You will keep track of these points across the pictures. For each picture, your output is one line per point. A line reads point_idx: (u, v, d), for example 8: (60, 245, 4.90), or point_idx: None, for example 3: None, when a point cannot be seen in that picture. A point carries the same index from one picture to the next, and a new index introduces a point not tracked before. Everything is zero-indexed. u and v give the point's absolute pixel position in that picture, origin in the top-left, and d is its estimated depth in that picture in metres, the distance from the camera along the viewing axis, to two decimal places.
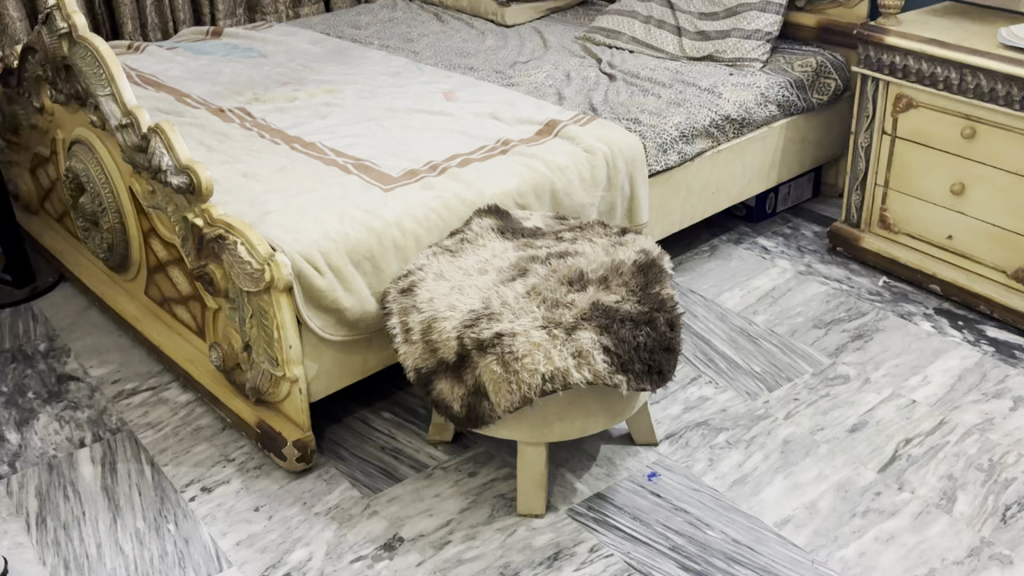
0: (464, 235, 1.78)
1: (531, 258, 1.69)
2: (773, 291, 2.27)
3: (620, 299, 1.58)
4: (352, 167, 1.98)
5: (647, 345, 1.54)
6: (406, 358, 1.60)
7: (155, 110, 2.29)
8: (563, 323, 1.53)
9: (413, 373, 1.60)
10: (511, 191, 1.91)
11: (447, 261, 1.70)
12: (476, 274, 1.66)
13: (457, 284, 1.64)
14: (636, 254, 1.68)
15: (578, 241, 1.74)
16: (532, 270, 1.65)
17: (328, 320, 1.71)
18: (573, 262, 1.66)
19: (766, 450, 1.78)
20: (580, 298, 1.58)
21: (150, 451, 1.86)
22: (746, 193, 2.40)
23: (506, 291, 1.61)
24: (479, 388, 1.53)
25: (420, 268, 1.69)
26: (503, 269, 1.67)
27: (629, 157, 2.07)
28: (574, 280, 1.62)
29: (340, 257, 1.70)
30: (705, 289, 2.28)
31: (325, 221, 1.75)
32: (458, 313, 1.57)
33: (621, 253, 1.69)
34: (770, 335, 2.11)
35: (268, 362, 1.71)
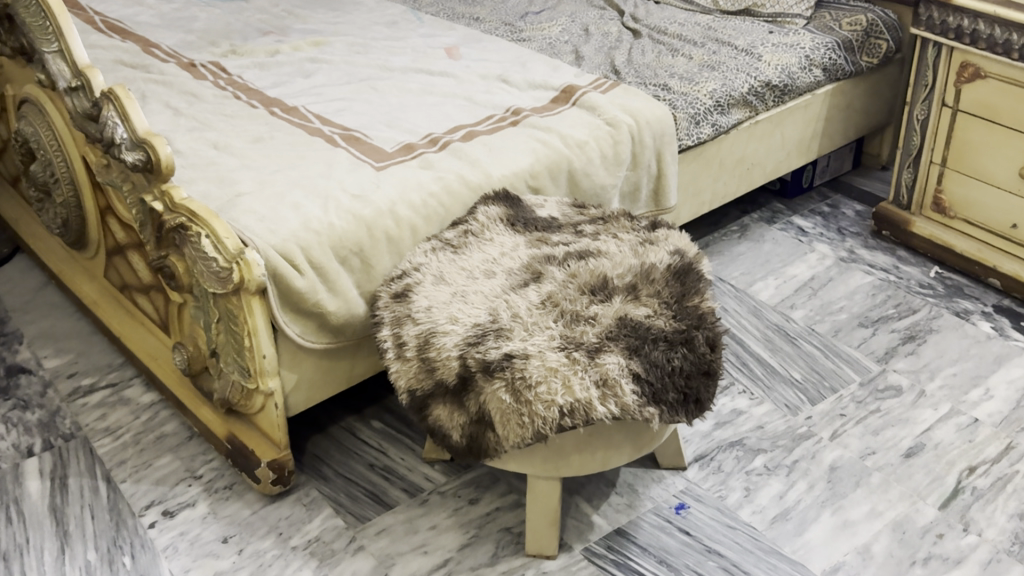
0: (469, 227, 1.53)
1: (546, 259, 1.44)
2: (811, 281, 2.03)
3: (651, 313, 1.34)
4: (339, 138, 1.73)
5: (682, 370, 1.30)
6: (398, 378, 1.36)
7: (118, 64, 2.02)
8: (585, 344, 1.28)
9: (406, 395, 1.36)
10: (523, 172, 1.66)
11: (450, 261, 1.45)
12: (483, 278, 1.42)
13: (459, 290, 1.39)
14: (669, 256, 1.44)
15: (602, 236, 1.50)
16: (548, 275, 1.41)
17: (309, 325, 1.46)
18: (596, 265, 1.42)
19: (809, 479, 1.56)
20: (604, 312, 1.33)
21: (107, 463, 1.64)
22: (783, 167, 2.14)
23: (518, 300, 1.36)
24: (485, 417, 1.29)
25: (417, 267, 1.45)
26: (514, 272, 1.42)
27: (657, 130, 1.80)
28: (598, 289, 1.37)
29: (323, 254, 1.46)
30: (735, 277, 2.04)
31: (307, 209, 1.50)
32: (461, 327, 1.33)
33: (652, 254, 1.44)
34: (809, 335, 1.88)
35: (238, 373, 1.47)
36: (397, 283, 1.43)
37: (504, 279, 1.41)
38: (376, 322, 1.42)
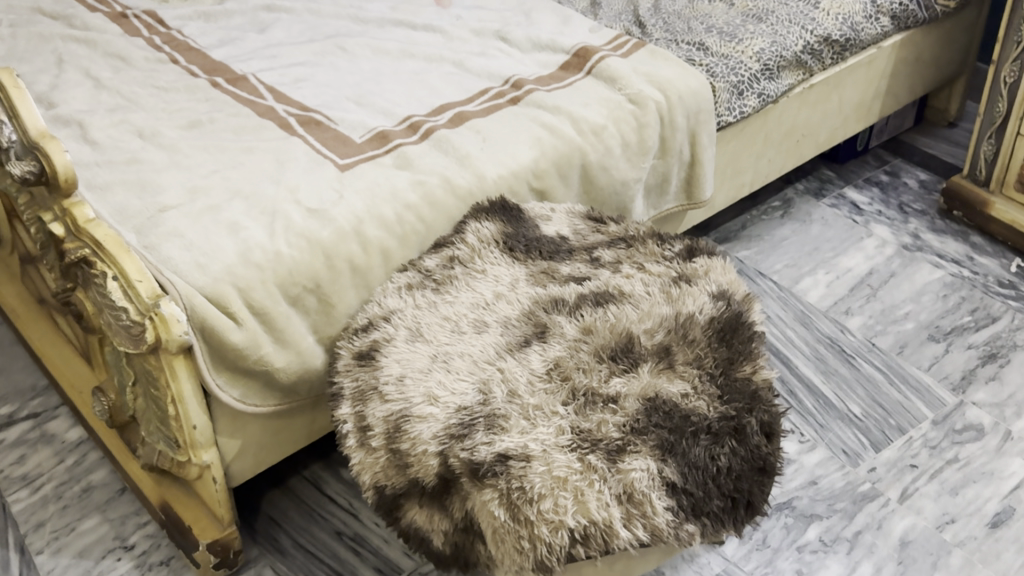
0: (455, 254, 1.20)
1: (553, 304, 1.12)
2: (869, 278, 1.70)
3: (690, 391, 1.02)
4: (295, 123, 1.38)
5: (730, 471, 0.99)
6: (362, 471, 1.05)
7: (35, 13, 1.66)
8: (604, 443, 0.97)
9: (371, 492, 1.05)
10: (525, 170, 1.32)
11: (430, 307, 1.13)
12: (471, 332, 1.10)
13: (441, 351, 1.08)
14: (713, 300, 1.12)
15: (624, 268, 1.17)
16: (554, 329, 1.09)
17: (252, 386, 1.15)
18: (618, 316, 1.10)
19: (875, 558, 1.27)
20: (629, 391, 1.02)
21: (21, 526, 1.35)
22: (838, 135, 1.79)
23: (517, 369, 1.05)
24: (473, 529, 0.99)
25: (387, 316, 1.13)
26: (512, 323, 1.11)
27: (691, 106, 1.45)
28: (620, 354, 1.06)
29: (268, 295, 1.14)
30: (779, 272, 1.72)
31: (248, 233, 1.17)
32: (441, 410, 1.02)
33: (689, 298, 1.12)
34: (869, 351, 1.57)
35: (165, 443, 1.17)
36: (361, 337, 1.11)
37: (498, 335, 1.09)
38: (336, 388, 1.11)
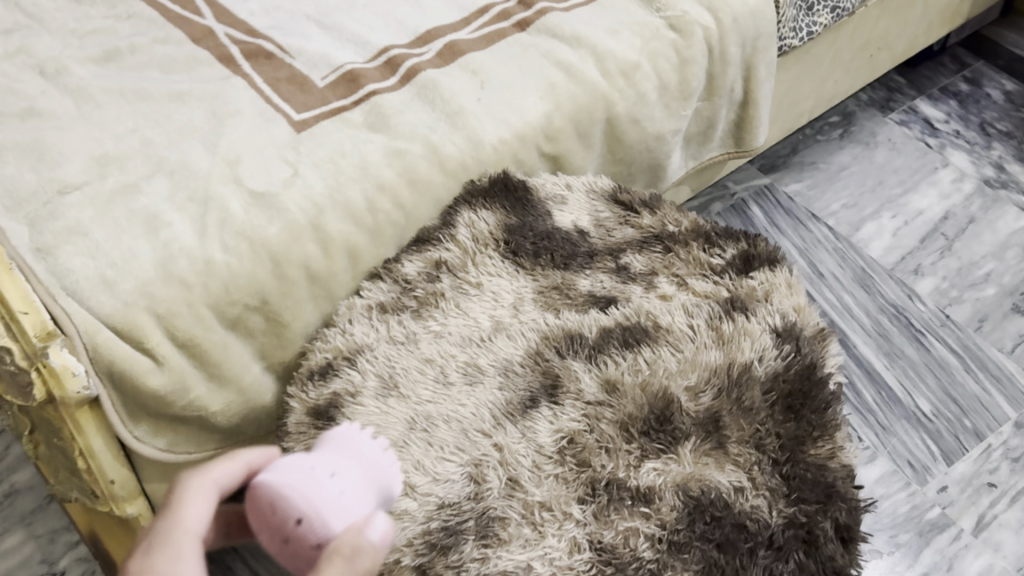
0: (441, 258, 0.93)
1: (569, 342, 0.86)
2: (943, 225, 1.43)
3: (747, 485, 0.78)
4: (240, 55, 1.07)
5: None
6: None
7: None
8: (631, 565, 0.73)
9: None
10: (535, 131, 1.03)
11: (409, 343, 0.87)
12: (460, 385, 0.84)
13: (420, 414, 0.82)
14: (780, 340, 0.86)
15: (660, 285, 0.91)
16: (568, 383, 0.83)
17: (183, 431, 0.91)
18: (652, 366, 0.84)
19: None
20: (666, 487, 0.78)
21: None
22: (918, 44, 1.46)
23: (519, 445, 0.80)
24: None
25: (353, 355, 0.87)
26: (513, 371, 0.85)
27: (748, 32, 1.14)
28: (655, 427, 0.81)
29: (199, 325, 0.87)
30: (837, 214, 1.44)
31: (171, 233, 0.89)
32: (419, 506, 0.77)
33: (746, 338, 0.85)
34: (942, 326, 1.31)
35: (80, 494, 0.94)
36: (319, 386, 0.86)
37: (495, 390, 0.84)
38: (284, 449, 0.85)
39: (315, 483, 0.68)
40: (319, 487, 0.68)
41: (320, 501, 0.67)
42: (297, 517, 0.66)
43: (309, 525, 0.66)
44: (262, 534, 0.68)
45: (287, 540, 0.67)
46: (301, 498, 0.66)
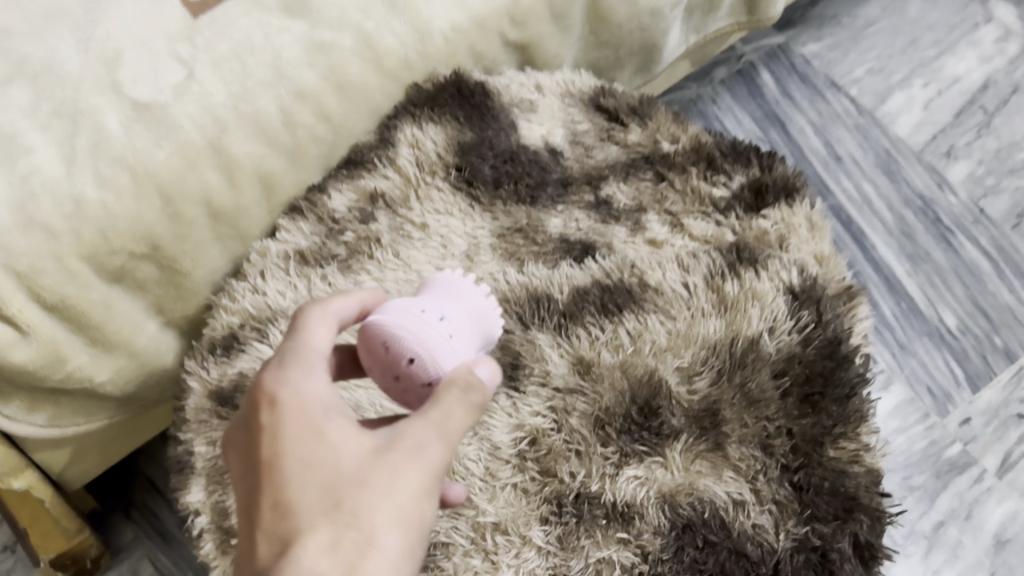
0: (378, 190, 0.76)
1: (535, 305, 0.70)
2: (982, 97, 1.23)
3: (750, 498, 0.63)
4: None
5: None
6: None
7: None
8: None
9: None
10: (497, 15, 0.82)
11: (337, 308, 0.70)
12: None
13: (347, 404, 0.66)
14: (798, 303, 0.69)
15: (649, 227, 0.76)
16: (530, 363, 0.67)
17: (66, 399, 0.74)
18: (637, 341, 0.68)
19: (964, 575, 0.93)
20: (649, 503, 0.63)
21: None
22: None
23: (471, 447, 0.65)
24: None
25: (264, 323, 0.70)
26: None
27: None
28: (637, 425, 0.65)
29: (72, 279, 0.65)
30: (861, 82, 1.23)
31: (31, 161, 0.62)
32: None
33: (755, 304, 0.68)
34: (975, 222, 1.14)
35: None
36: (223, 364, 0.69)
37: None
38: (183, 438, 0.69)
39: (416, 320, 0.53)
40: (424, 325, 0.53)
41: (431, 340, 0.52)
42: (410, 354, 0.52)
43: (425, 365, 0.52)
44: (372, 370, 0.54)
45: (401, 373, 0.53)
46: (408, 337, 0.52)
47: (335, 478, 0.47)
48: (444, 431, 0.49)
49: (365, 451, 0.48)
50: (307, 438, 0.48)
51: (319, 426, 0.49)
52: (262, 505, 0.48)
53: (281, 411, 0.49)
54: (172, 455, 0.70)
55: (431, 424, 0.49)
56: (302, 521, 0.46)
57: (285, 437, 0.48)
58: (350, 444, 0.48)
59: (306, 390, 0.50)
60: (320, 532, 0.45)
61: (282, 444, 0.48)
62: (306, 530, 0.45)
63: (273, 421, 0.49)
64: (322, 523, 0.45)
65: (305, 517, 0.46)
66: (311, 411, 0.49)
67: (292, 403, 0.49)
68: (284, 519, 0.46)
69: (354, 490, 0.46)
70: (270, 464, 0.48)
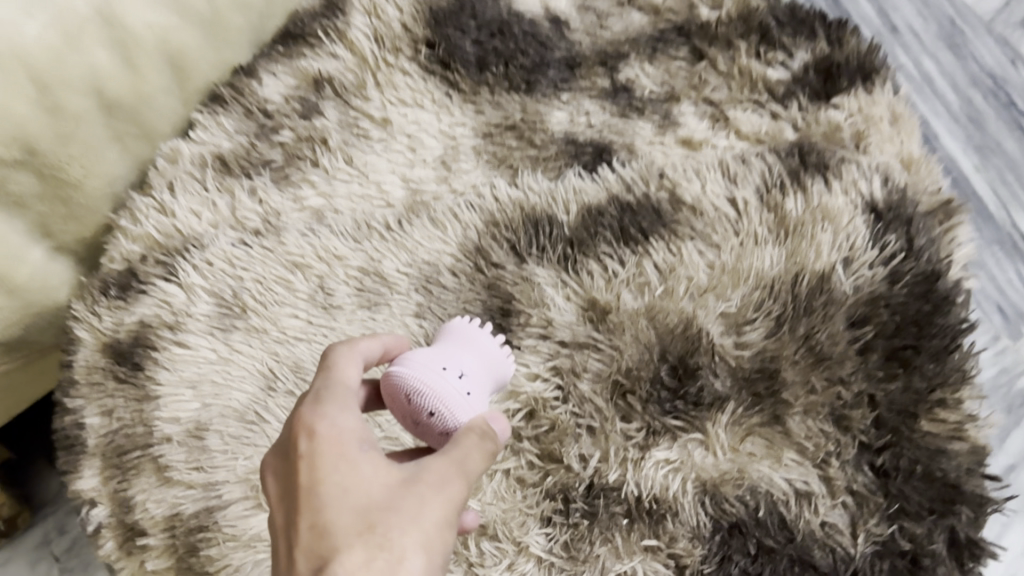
0: (324, 74, 0.59)
1: (535, 223, 0.54)
2: None
3: (817, 487, 0.47)
4: None
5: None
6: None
7: None
8: None
9: None
10: None
11: (270, 234, 0.54)
12: (350, 309, 0.52)
13: (282, 363, 0.50)
14: (884, 223, 0.52)
15: (682, 119, 0.59)
16: (526, 310, 0.51)
17: None
18: (669, 279, 0.51)
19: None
20: (684, 498, 0.47)
21: None
22: None
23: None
24: None
25: (173, 256, 0.53)
26: (435, 288, 0.52)
27: None
28: (670, 393, 0.49)
29: None
30: None
31: None
32: None
33: (825, 226, 0.51)
34: None
35: None
36: (117, 310, 0.53)
37: (410, 321, 0.51)
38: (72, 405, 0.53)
39: (433, 369, 0.39)
40: (444, 374, 0.39)
41: (456, 401, 0.38)
42: (430, 410, 0.38)
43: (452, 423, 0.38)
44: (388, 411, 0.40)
45: (420, 427, 0.39)
46: (429, 394, 0.38)
47: (373, 512, 0.32)
48: (465, 473, 0.35)
49: (411, 482, 0.34)
50: (342, 462, 0.34)
51: (359, 455, 0.34)
52: (284, 552, 0.33)
53: (316, 435, 0.35)
54: (59, 426, 0.54)
55: (464, 467, 0.35)
56: (329, 572, 0.31)
57: (316, 464, 0.34)
58: (384, 481, 0.34)
59: (342, 424, 0.36)
60: (354, 574, 0.31)
61: (316, 469, 0.34)
62: (339, 570, 0.31)
63: (306, 453, 0.34)
64: (360, 561, 0.31)
65: (340, 554, 0.31)
66: (350, 438, 0.35)
67: (330, 425, 0.35)
68: (312, 562, 0.32)
69: (397, 525, 0.32)
70: (299, 498, 0.34)
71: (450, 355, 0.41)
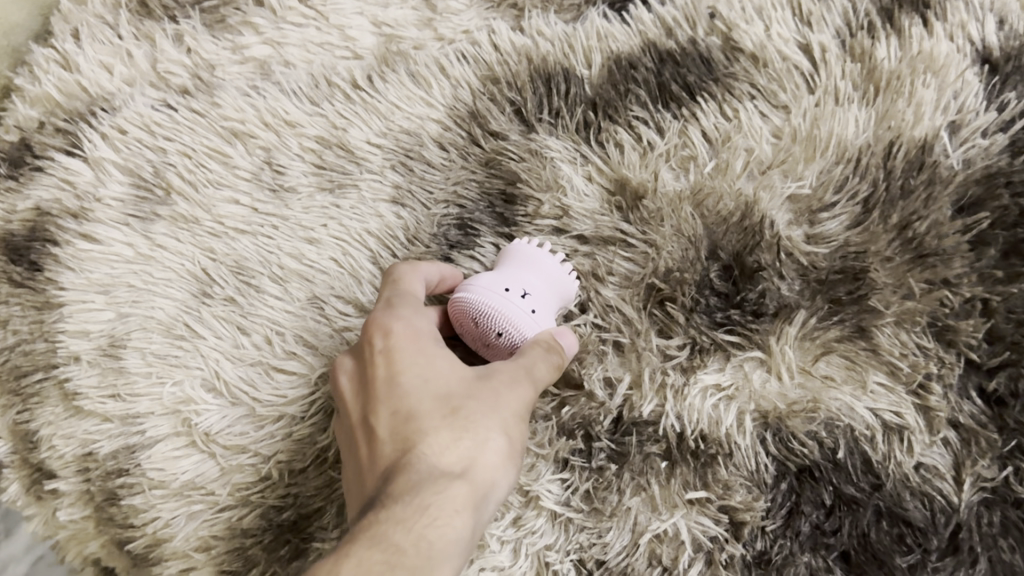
0: None
1: (550, 75, 0.41)
2: None
3: (914, 420, 0.36)
4: None
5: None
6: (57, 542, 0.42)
7: None
8: None
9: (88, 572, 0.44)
10: None
11: (202, 94, 0.42)
12: (307, 193, 0.40)
13: (218, 262, 0.39)
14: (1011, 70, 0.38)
15: None
16: (537, 195, 0.39)
17: None
18: (721, 151, 0.39)
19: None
20: (741, 437, 0.36)
21: None
22: None
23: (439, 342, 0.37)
24: None
25: (76, 124, 0.41)
26: (417, 165, 0.41)
27: None
28: (723, 300, 0.38)
29: None
30: None
31: None
32: (219, 475, 0.37)
33: (928, 80, 0.39)
34: None
35: None
36: (9, 193, 0.41)
37: (384, 209, 0.40)
38: None
39: (495, 289, 0.35)
40: (508, 291, 0.35)
41: (525, 320, 0.35)
42: (498, 331, 0.35)
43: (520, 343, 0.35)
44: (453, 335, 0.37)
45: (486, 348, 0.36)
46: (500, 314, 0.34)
47: (453, 399, 0.31)
48: (537, 381, 0.33)
49: (485, 379, 0.32)
50: (419, 355, 0.33)
51: (438, 350, 0.33)
52: (361, 444, 0.32)
53: (392, 333, 0.33)
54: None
55: (532, 372, 0.33)
56: (411, 453, 0.30)
57: (393, 358, 0.33)
58: (462, 374, 0.32)
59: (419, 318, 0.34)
60: (441, 455, 0.30)
61: (393, 363, 0.32)
62: (426, 453, 0.30)
63: (381, 346, 0.33)
64: (445, 444, 0.30)
65: (425, 438, 0.30)
66: (427, 337, 0.34)
67: (405, 324, 0.33)
68: (393, 446, 0.31)
69: (479, 412, 0.31)
70: (375, 390, 0.32)
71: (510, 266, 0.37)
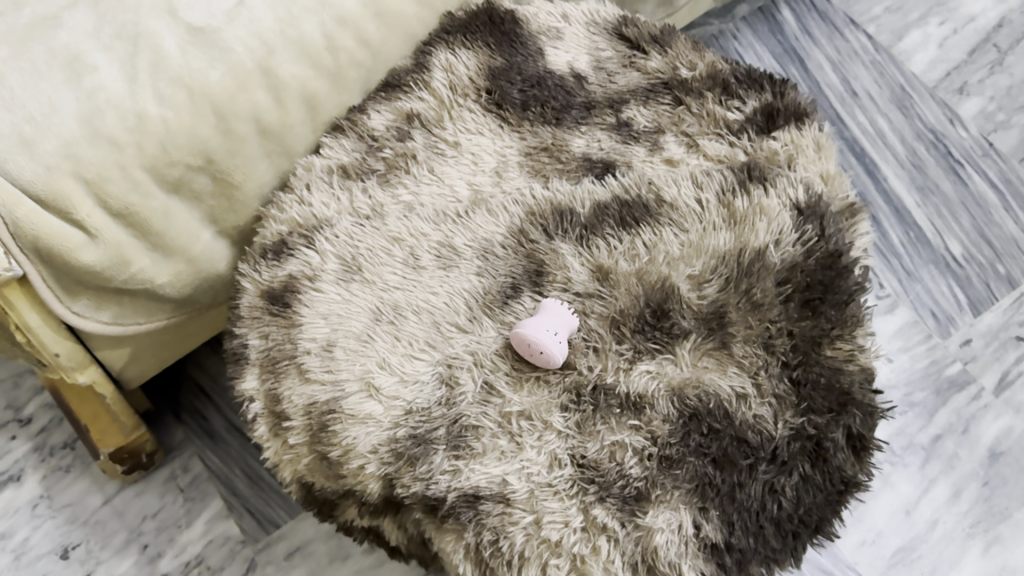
0: (413, 110, 0.83)
1: (561, 212, 0.77)
2: (995, 36, 1.28)
3: (749, 389, 0.69)
4: None
5: (806, 522, 0.68)
6: (279, 461, 0.75)
7: None
8: (608, 479, 0.66)
9: (292, 485, 0.76)
10: None
11: (377, 219, 0.77)
12: (432, 270, 0.75)
13: (386, 302, 0.73)
14: (807, 213, 0.75)
15: (666, 146, 0.83)
16: (554, 272, 0.74)
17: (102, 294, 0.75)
18: (652, 251, 0.74)
19: (940, 561, 0.96)
20: (659, 395, 0.69)
21: None
22: None
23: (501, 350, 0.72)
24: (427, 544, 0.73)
25: (309, 232, 0.77)
26: (491, 256, 0.75)
27: None
28: (651, 324, 0.71)
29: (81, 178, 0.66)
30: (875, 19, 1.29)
31: (97, 79, 0.67)
32: (383, 410, 0.69)
33: (762, 218, 0.74)
34: (982, 155, 1.19)
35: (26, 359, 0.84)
36: (273, 267, 0.76)
37: (473, 279, 0.74)
38: (237, 335, 0.77)
39: (541, 329, 0.69)
40: (546, 331, 0.69)
41: (553, 347, 0.68)
42: (540, 349, 0.69)
43: (549, 356, 0.69)
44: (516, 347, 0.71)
45: (533, 357, 0.70)
46: (541, 343, 0.68)
47: None
48: None
49: None
50: None
51: None
52: None
53: None
54: (228, 348, 0.77)
55: None
56: None
57: None
58: None
59: None
60: None
61: None
62: None
63: None
64: None
65: None
66: None
67: None
68: None
69: None
70: None
71: (553, 316, 0.70)
